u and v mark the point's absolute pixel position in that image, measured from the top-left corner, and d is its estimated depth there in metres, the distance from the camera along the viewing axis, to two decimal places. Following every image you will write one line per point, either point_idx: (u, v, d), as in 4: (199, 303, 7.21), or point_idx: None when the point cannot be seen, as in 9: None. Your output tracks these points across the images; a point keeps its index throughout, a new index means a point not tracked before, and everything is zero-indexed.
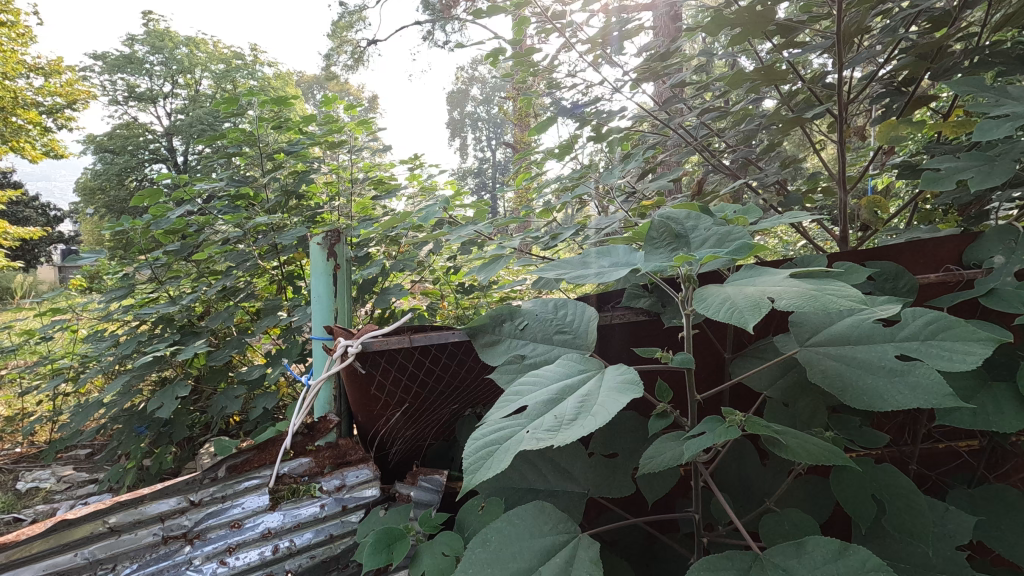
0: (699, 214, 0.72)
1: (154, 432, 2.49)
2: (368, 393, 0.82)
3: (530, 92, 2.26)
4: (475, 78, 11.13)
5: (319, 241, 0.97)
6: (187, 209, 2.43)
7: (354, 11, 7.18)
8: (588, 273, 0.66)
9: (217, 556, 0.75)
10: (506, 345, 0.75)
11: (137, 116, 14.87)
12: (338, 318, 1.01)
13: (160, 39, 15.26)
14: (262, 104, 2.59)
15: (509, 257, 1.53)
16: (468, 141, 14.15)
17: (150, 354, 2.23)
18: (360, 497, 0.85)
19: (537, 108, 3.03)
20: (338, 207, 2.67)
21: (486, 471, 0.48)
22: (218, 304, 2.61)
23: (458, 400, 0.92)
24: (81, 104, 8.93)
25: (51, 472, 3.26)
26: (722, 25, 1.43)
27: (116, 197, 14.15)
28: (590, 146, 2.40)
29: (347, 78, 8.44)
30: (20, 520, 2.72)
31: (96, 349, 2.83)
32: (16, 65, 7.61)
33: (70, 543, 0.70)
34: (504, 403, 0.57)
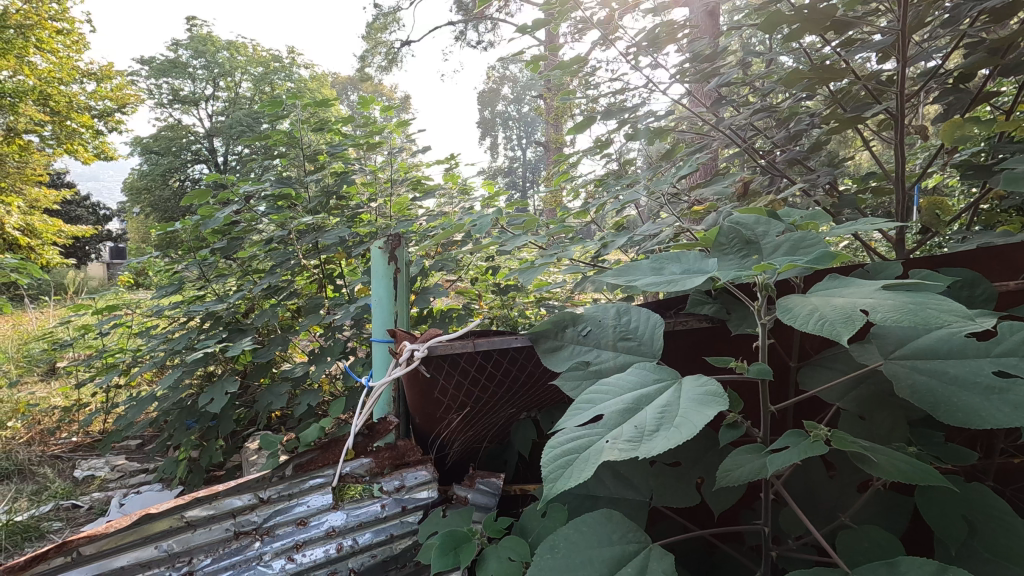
0: (769, 220, 0.71)
1: (202, 426, 2.59)
2: (430, 397, 0.83)
3: (567, 92, 2.26)
4: (506, 76, 11.22)
5: (380, 245, 0.98)
6: (234, 209, 2.51)
7: (390, 13, 7.32)
8: (660, 280, 0.65)
9: (285, 552, 0.78)
10: (569, 351, 0.74)
11: (181, 119, 15.43)
12: (398, 321, 1.02)
13: (202, 43, 15.71)
14: (303, 107, 2.66)
15: (549, 262, 1.53)
16: (498, 139, 14.33)
17: (200, 351, 2.31)
18: (418, 498, 0.87)
19: (571, 108, 3.03)
20: (377, 206, 2.72)
21: (567, 479, 0.47)
22: (262, 301, 2.69)
23: (516, 404, 0.91)
24: (131, 108, 9.24)
25: (106, 461, 3.42)
26: (777, 25, 1.40)
27: (161, 197, 14.72)
28: (627, 147, 2.38)
29: (381, 78, 8.57)
30: (79, 507, 2.86)
31: (148, 345, 2.96)
32: (70, 71, 7.95)
33: (151, 536, 0.73)
34: (575, 411, 0.56)
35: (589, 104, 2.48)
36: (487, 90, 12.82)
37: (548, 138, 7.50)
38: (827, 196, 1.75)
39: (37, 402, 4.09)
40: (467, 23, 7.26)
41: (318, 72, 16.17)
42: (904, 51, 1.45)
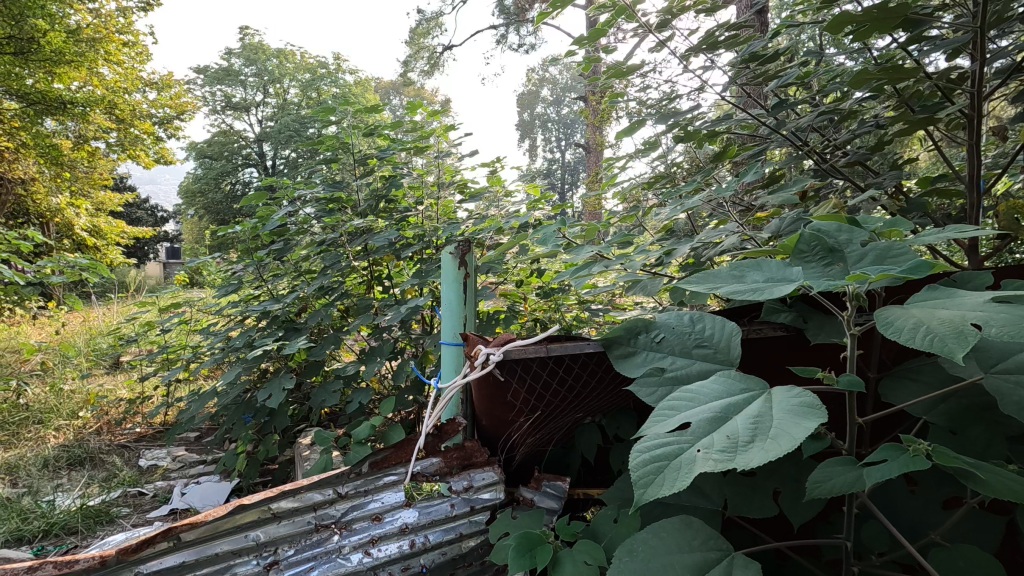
0: (852, 227, 0.69)
1: (259, 421, 2.70)
2: (503, 401, 0.84)
3: (616, 94, 2.25)
4: (545, 77, 11.30)
5: (451, 250, 1.00)
6: (289, 213, 2.60)
7: (433, 18, 7.49)
8: (743, 290, 0.65)
9: (362, 546, 0.80)
10: (643, 357, 0.75)
11: (233, 125, 16.10)
12: (467, 325, 1.03)
13: (254, 52, 16.33)
14: (354, 113, 2.73)
15: (597, 260, 1.48)
16: (537, 141, 14.52)
17: (259, 349, 2.41)
18: (485, 499, 0.88)
19: (615, 110, 3.02)
20: (425, 210, 2.78)
21: (660, 487, 0.49)
22: (315, 301, 2.78)
23: (584, 408, 0.92)
24: (188, 115, 9.67)
25: (167, 452, 3.60)
26: (844, 26, 1.35)
27: (215, 199, 15.39)
28: (676, 149, 2.36)
29: (423, 83, 8.73)
30: (144, 494, 3.02)
31: (208, 342, 3.10)
32: (134, 80, 8.39)
33: (243, 525, 0.76)
34: (659, 417, 0.57)
35: (637, 106, 2.46)
36: (526, 92, 12.95)
37: (589, 138, 7.49)
38: (891, 197, 1.68)
39: (105, 394, 4.34)
40: (508, 26, 7.34)
41: (363, 77, 16.62)
42: (981, 50, 1.39)
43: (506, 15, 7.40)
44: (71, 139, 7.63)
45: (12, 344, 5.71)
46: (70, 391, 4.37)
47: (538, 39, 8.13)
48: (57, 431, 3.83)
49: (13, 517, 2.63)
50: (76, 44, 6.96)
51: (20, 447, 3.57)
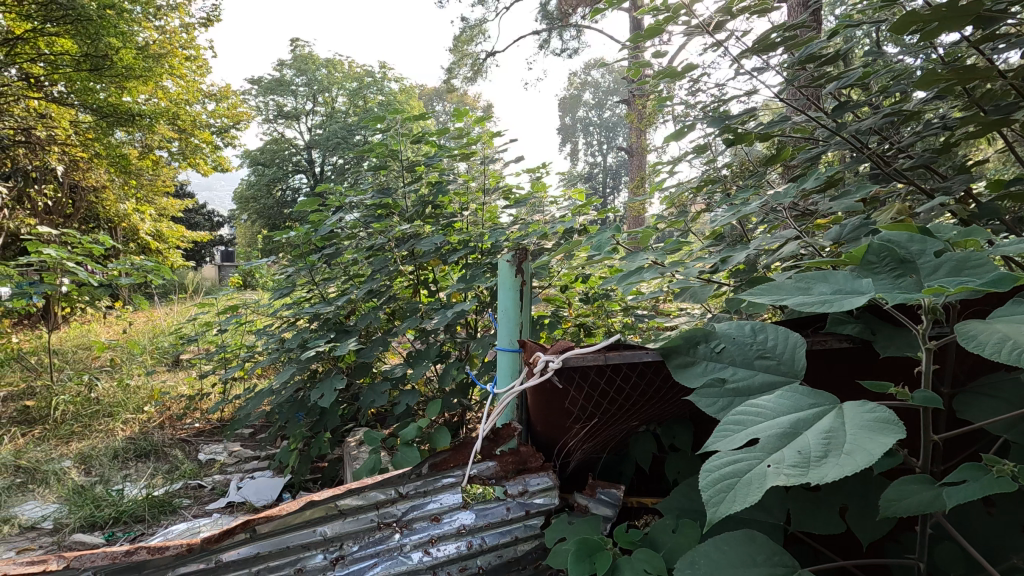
0: (925, 236, 0.67)
1: (311, 419, 2.79)
2: (560, 407, 0.86)
3: (663, 98, 2.23)
4: (586, 80, 11.27)
5: (508, 258, 1.02)
6: (340, 218, 2.68)
7: (476, 26, 7.61)
8: (811, 302, 0.64)
9: (422, 545, 0.83)
10: (703, 367, 0.74)
11: (284, 133, 16.73)
12: (522, 331, 1.05)
13: (305, 63, 16.92)
14: (403, 121, 2.80)
15: (651, 266, 1.41)
16: (578, 145, 14.51)
17: (312, 350, 2.50)
18: (540, 504, 0.88)
19: (660, 114, 2.99)
20: (470, 215, 2.82)
21: (731, 503, 0.49)
22: (363, 304, 2.85)
23: (640, 416, 0.92)
24: (244, 124, 10.10)
25: (224, 447, 3.77)
26: (910, 25, 1.30)
27: (267, 205, 16.04)
28: (725, 153, 2.32)
29: (467, 89, 8.85)
30: (203, 487, 3.17)
31: (263, 342, 3.23)
32: (195, 92, 8.84)
33: (311, 519, 0.79)
34: (723, 432, 0.57)
35: (684, 110, 2.43)
36: (567, 95, 12.95)
37: (630, 142, 7.43)
38: (960, 202, 1.60)
39: (167, 390, 4.58)
40: (550, 31, 7.37)
41: (407, 85, 16.98)
42: None
43: (549, 20, 7.43)
44: (139, 149, 8.09)
45: (85, 342, 6.12)
46: (136, 386, 4.64)
47: (580, 43, 8.13)
48: (125, 424, 4.07)
49: (88, 504, 2.81)
50: (146, 60, 7.07)
51: (92, 438, 3.82)
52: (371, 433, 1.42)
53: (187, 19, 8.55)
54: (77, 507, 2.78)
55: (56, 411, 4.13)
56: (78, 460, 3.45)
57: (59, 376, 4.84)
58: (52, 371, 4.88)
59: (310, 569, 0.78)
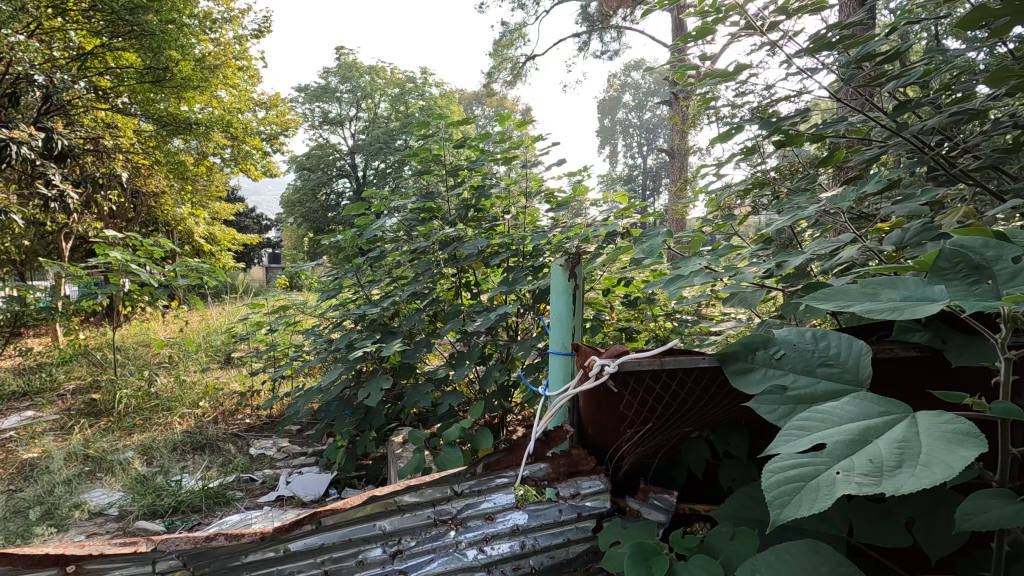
0: (1001, 242, 0.64)
1: (357, 417, 2.87)
2: (615, 411, 0.86)
3: (710, 100, 2.19)
4: (627, 81, 11.16)
5: (561, 262, 1.03)
6: (386, 222, 2.75)
7: (517, 30, 7.66)
8: (879, 309, 0.63)
9: (477, 543, 0.86)
10: (762, 374, 0.74)
11: (329, 138, 17.21)
12: (574, 335, 1.06)
13: (349, 70, 17.34)
14: (447, 126, 2.84)
15: (698, 272, 1.38)
16: (617, 147, 14.39)
17: (358, 350, 2.57)
18: (593, 506, 0.89)
19: (705, 114, 2.94)
20: (512, 219, 2.84)
21: (797, 508, 0.49)
22: (407, 306, 2.91)
23: (694, 422, 0.91)
24: (292, 131, 10.46)
25: (273, 442, 3.91)
26: (980, 21, 1.26)
27: (312, 208, 16.57)
28: (774, 155, 2.26)
29: (506, 93, 8.90)
30: (254, 480, 3.30)
31: (311, 341, 3.33)
32: (246, 100, 9.20)
33: (372, 514, 0.82)
34: (787, 436, 0.57)
35: (731, 111, 2.39)
36: (607, 97, 12.87)
37: (672, 143, 7.32)
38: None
39: (221, 386, 4.78)
40: (590, 33, 7.36)
41: (448, 90, 17.22)
42: None
43: (589, 22, 7.40)
44: (195, 155, 8.50)
45: (145, 339, 6.46)
46: (192, 382, 4.86)
47: (621, 45, 8.08)
48: (181, 418, 4.27)
49: (149, 494, 2.97)
50: (201, 71, 7.57)
51: (153, 431, 4.03)
52: (416, 432, 1.47)
53: (240, 31, 8.93)
54: (139, 496, 2.94)
55: (120, 404, 4.37)
56: (140, 451, 3.65)
57: (122, 371, 5.13)
58: (116, 366, 5.17)
59: (370, 561, 0.82)
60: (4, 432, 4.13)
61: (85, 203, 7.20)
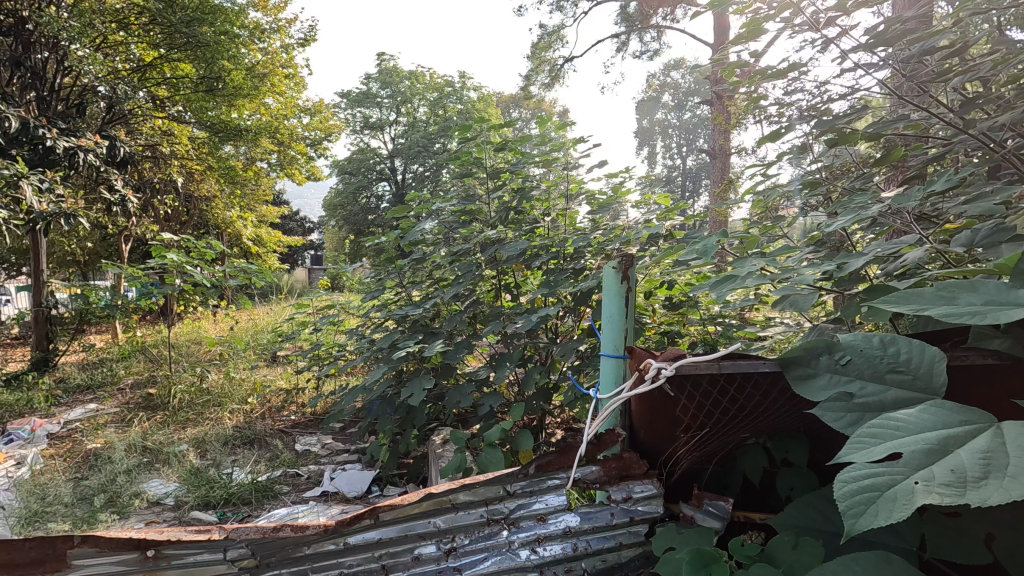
0: None
1: (400, 416, 2.91)
2: (671, 415, 0.85)
3: (758, 98, 2.13)
4: (667, 82, 11.01)
5: (614, 264, 1.03)
6: (428, 224, 2.78)
7: (555, 32, 7.66)
8: (959, 314, 0.60)
9: (529, 543, 0.86)
10: (826, 380, 0.71)
11: (370, 143, 17.59)
12: (625, 338, 1.04)
13: (389, 75, 17.60)
14: (488, 128, 2.85)
15: (747, 274, 1.32)
16: (656, 149, 14.27)
17: (402, 350, 2.60)
18: (647, 511, 0.88)
19: (750, 113, 2.86)
20: (552, 221, 2.83)
21: (873, 518, 0.47)
22: (448, 307, 2.94)
23: (750, 428, 0.90)
24: (335, 135, 10.74)
25: (318, 439, 4.02)
26: None
27: (353, 211, 16.98)
28: (827, 153, 2.18)
29: (543, 95, 8.89)
30: (300, 475, 3.40)
31: (354, 341, 3.41)
32: (292, 107, 9.50)
33: (427, 511, 0.84)
34: (859, 445, 0.55)
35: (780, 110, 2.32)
36: (646, 98, 12.74)
37: (713, 142, 7.16)
38: None
39: (268, 383, 4.95)
40: (629, 33, 7.28)
41: (486, 93, 17.33)
42: None
43: (629, 22, 7.33)
44: (244, 160, 8.82)
45: (197, 336, 6.75)
46: (241, 378, 5.04)
47: (661, 44, 7.97)
48: (231, 413, 4.44)
49: (203, 485, 3.09)
50: (253, 79, 7.78)
51: (204, 425, 4.19)
52: (458, 432, 1.49)
53: (286, 40, 9.22)
54: (194, 487, 3.07)
55: (174, 399, 4.57)
56: (194, 445, 3.81)
57: (176, 367, 5.36)
58: (171, 362, 5.41)
59: (425, 557, 0.84)
60: (70, 422, 4.38)
61: (143, 207, 7.57)
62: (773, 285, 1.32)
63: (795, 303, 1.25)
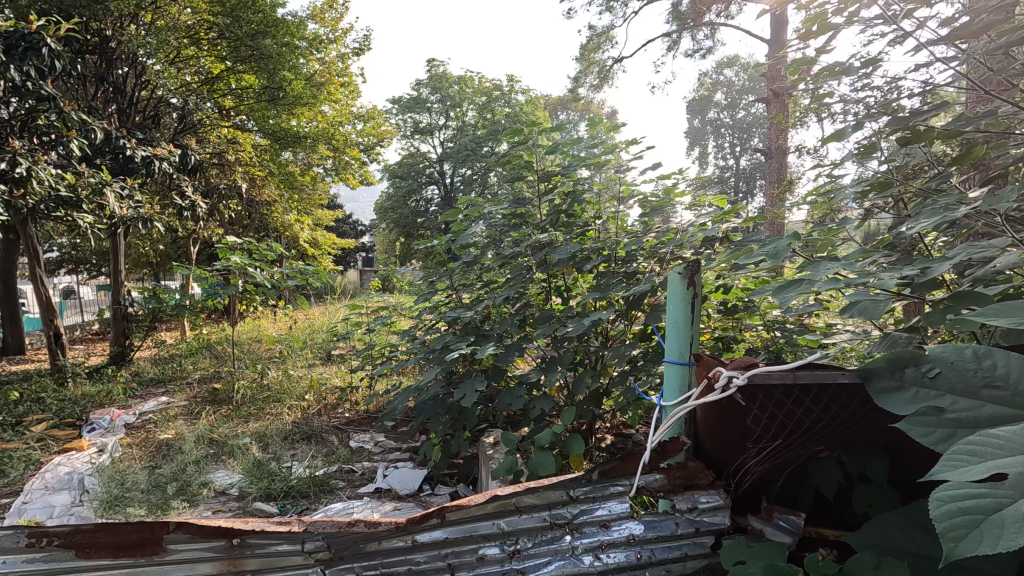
0: None
1: (451, 416, 2.95)
2: (742, 425, 0.83)
3: (822, 96, 2.04)
4: (720, 81, 10.73)
5: (680, 269, 1.01)
6: (480, 228, 2.81)
7: (604, 33, 7.59)
8: None
9: (593, 550, 0.86)
10: (912, 394, 0.68)
11: (420, 147, 17.94)
12: (691, 344, 1.02)
13: (439, 80, 17.75)
14: (539, 131, 2.85)
15: (816, 279, 1.24)
16: (707, 149, 13.96)
17: (454, 352, 2.64)
18: (713, 522, 0.86)
19: (812, 111, 2.74)
20: (603, 224, 2.79)
21: (978, 544, 0.46)
22: (499, 309, 2.96)
23: (825, 441, 0.87)
24: (387, 141, 11.02)
25: (371, 437, 4.13)
26: None
27: (403, 215, 17.37)
28: (899, 152, 2.06)
29: (591, 97, 8.83)
30: (354, 471, 3.50)
31: (406, 342, 3.48)
32: (347, 113, 9.80)
33: (491, 512, 0.84)
34: (956, 461, 0.53)
35: (846, 107, 2.21)
36: (699, 97, 12.46)
37: (769, 141, 6.91)
38: None
39: (323, 381, 5.12)
40: (681, 32, 7.13)
41: (533, 96, 17.38)
42: None
43: (681, 21, 7.18)
44: (302, 166, 9.18)
45: (257, 334, 7.08)
46: (298, 376, 5.24)
47: (714, 42, 7.77)
48: (290, 409, 4.63)
49: (265, 478, 3.23)
50: (311, 88, 7.96)
51: (265, 420, 4.39)
52: (510, 435, 1.50)
53: (342, 49, 9.53)
54: (257, 479, 3.21)
55: (238, 394, 4.81)
56: (256, 438, 3.99)
57: (239, 364, 5.63)
58: (235, 360, 5.69)
59: (489, 558, 0.85)
60: (144, 414, 4.67)
61: (210, 212, 8.00)
62: (841, 290, 1.25)
63: (865, 308, 1.18)
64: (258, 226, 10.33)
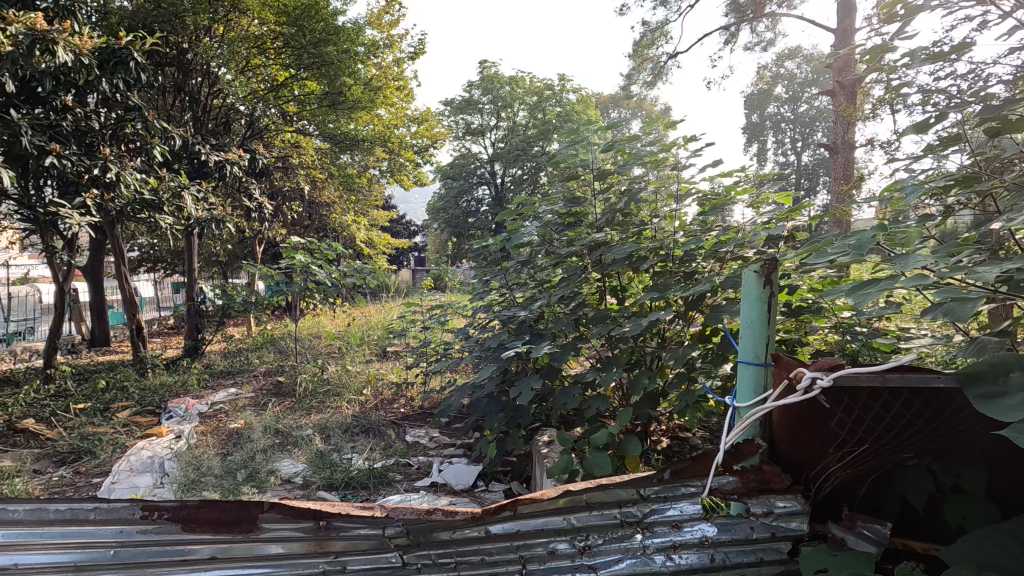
0: None
1: (506, 414, 2.97)
2: (825, 429, 0.80)
3: (900, 85, 1.91)
4: (780, 75, 10.33)
5: (756, 268, 0.99)
6: (535, 227, 2.80)
7: (659, 28, 7.42)
8: None
9: (664, 549, 0.85)
10: (1017, 399, 0.64)
11: (471, 148, 18.13)
12: (767, 346, 0.99)
13: (490, 81, 17.85)
14: (594, 129, 2.82)
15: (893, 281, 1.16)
16: (767, 145, 13.46)
17: (510, 351, 2.65)
18: (790, 528, 0.83)
19: (886, 102, 2.59)
20: (660, 222, 2.74)
21: None
22: (554, 308, 2.95)
23: (916, 447, 0.83)
24: (440, 142, 11.21)
25: (426, 432, 4.22)
26: None
27: (455, 215, 17.64)
28: (986, 144, 1.91)
29: (645, 95, 8.68)
30: (411, 465, 3.59)
31: (461, 340, 3.53)
32: (402, 116, 10.05)
33: (562, 508, 0.86)
34: None
35: (926, 97, 2.07)
36: (758, 91, 12.02)
37: (834, 135, 6.59)
38: None
39: (380, 377, 5.28)
40: (740, 25, 6.88)
41: (585, 94, 17.24)
42: None
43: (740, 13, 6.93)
44: (359, 169, 9.47)
45: (317, 330, 7.37)
46: (356, 371, 5.42)
47: (777, 33, 7.47)
48: (349, 403, 4.79)
49: (327, 468, 3.35)
50: (369, 92, 8.21)
51: (326, 412, 4.56)
52: (568, 434, 1.50)
53: (397, 54, 9.75)
54: (320, 469, 3.34)
55: (300, 387, 5.02)
56: (318, 430, 4.15)
57: (301, 359, 5.88)
58: (297, 354, 5.95)
59: (560, 553, 0.86)
60: (216, 404, 4.95)
61: (274, 213, 8.38)
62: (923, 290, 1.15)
63: (950, 310, 1.09)
64: (317, 226, 10.72)
